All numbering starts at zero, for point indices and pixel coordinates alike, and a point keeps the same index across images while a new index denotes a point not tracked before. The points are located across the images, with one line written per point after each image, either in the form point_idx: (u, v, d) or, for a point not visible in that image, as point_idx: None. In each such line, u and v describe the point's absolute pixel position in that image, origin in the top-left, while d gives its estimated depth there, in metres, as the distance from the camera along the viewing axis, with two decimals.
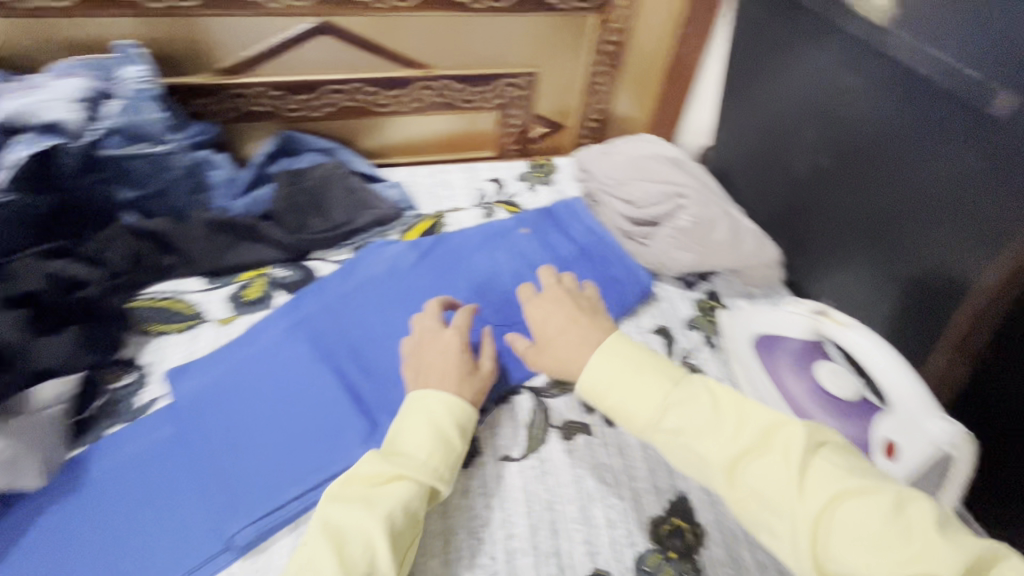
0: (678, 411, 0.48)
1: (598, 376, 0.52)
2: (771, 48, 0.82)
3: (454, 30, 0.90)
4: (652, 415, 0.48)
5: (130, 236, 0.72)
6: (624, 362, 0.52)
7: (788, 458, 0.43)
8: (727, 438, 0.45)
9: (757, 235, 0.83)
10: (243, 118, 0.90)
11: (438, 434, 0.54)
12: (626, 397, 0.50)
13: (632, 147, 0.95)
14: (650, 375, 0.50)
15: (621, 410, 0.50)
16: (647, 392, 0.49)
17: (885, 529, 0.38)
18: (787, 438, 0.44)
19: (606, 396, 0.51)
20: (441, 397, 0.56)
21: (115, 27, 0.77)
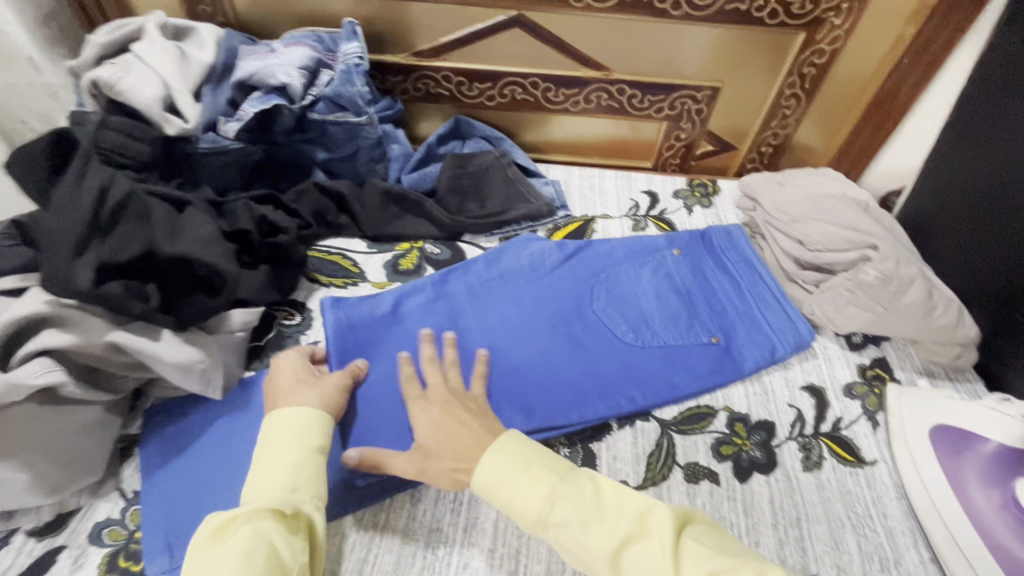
0: (561, 509, 0.47)
1: (490, 473, 0.50)
2: (1011, 92, 0.69)
3: (644, 35, 0.87)
4: (539, 510, 0.48)
5: (317, 192, 0.80)
6: (515, 459, 0.51)
7: (662, 543, 0.43)
8: (605, 527, 0.45)
9: (956, 307, 0.71)
10: (425, 99, 0.96)
11: (285, 454, 0.51)
12: (518, 492, 0.49)
13: (813, 182, 0.86)
14: (538, 470, 0.50)
15: (513, 504, 0.49)
16: (530, 488, 0.49)
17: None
18: (660, 523, 0.44)
19: (501, 493, 0.50)
20: (287, 414, 0.54)
21: (338, 4, 0.85)
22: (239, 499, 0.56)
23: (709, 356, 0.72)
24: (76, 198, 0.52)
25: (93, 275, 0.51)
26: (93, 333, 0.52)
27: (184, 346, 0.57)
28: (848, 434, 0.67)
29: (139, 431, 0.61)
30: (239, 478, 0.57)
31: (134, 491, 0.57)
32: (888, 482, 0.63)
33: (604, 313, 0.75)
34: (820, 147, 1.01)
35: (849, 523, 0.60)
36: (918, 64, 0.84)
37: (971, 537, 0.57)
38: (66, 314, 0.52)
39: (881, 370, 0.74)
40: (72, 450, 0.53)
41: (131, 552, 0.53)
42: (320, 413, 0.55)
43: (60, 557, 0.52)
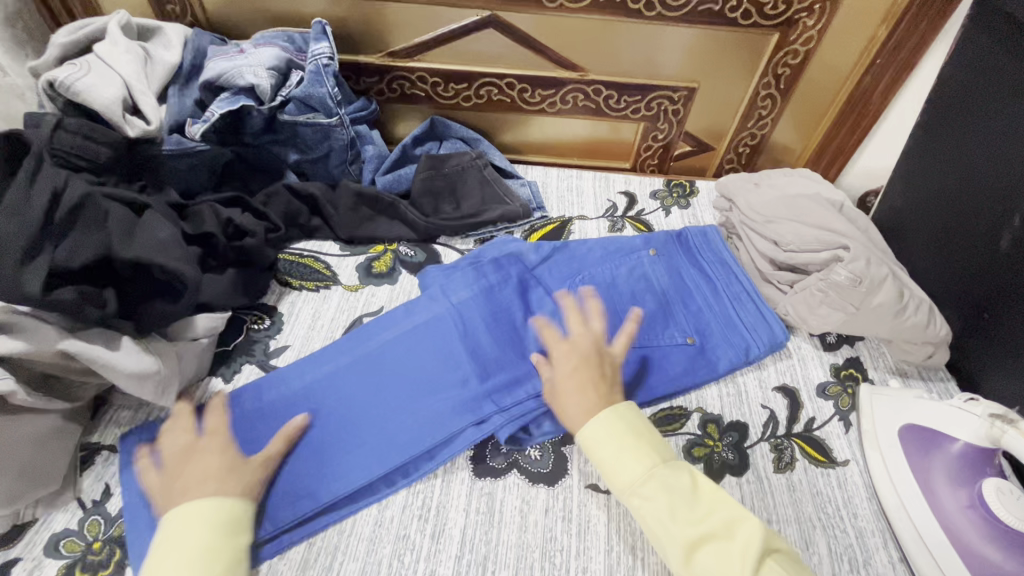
0: (653, 489, 0.50)
1: (599, 432, 0.54)
2: (977, 92, 0.69)
3: (618, 36, 0.87)
4: (634, 478, 0.51)
5: (289, 195, 0.79)
6: (625, 428, 0.54)
7: (743, 554, 0.46)
8: (690, 520, 0.48)
9: (927, 307, 0.71)
10: (401, 100, 0.96)
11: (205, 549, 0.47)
12: (616, 458, 0.53)
13: (788, 182, 0.86)
14: (645, 448, 0.53)
15: (607, 468, 0.53)
16: (631, 459, 0.52)
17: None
18: (747, 536, 0.47)
19: (598, 452, 0.54)
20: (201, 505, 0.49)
21: (309, 5, 0.84)
22: None
23: (683, 356, 0.72)
24: (26, 201, 0.51)
25: (43, 280, 0.49)
26: (44, 340, 0.51)
27: (143, 354, 0.56)
28: (820, 435, 0.67)
29: (100, 439, 0.60)
30: None
31: (93, 501, 0.55)
32: (859, 482, 0.63)
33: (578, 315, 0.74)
34: (797, 147, 1.02)
35: (820, 524, 0.60)
36: (891, 64, 0.84)
37: (938, 537, 0.56)
38: (16, 321, 0.50)
39: (854, 370, 0.74)
40: (27, 460, 0.52)
41: (88, 564, 0.51)
42: (238, 498, 0.51)
43: (14, 569, 0.51)
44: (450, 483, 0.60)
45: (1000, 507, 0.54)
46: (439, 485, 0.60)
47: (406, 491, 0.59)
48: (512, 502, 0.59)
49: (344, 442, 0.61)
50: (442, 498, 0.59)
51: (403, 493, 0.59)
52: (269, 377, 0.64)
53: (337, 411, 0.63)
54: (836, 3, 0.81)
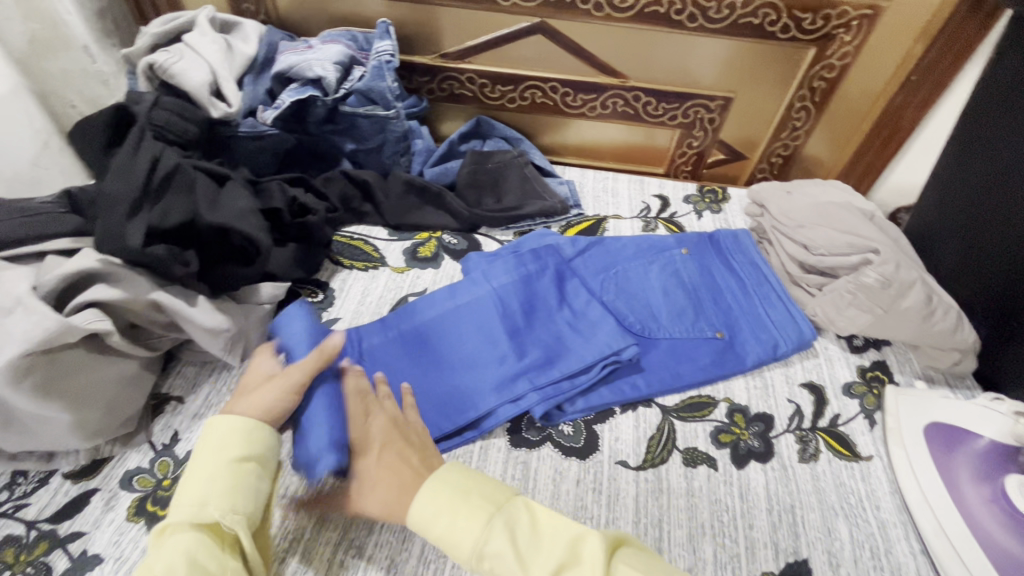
0: (499, 537, 0.43)
1: (422, 503, 0.46)
2: (1010, 107, 0.72)
3: (660, 45, 0.91)
4: (473, 541, 0.44)
5: (345, 181, 0.84)
6: (447, 491, 0.47)
7: (594, 573, 0.41)
8: (542, 558, 0.42)
9: (956, 314, 0.73)
10: (450, 100, 1.02)
11: (215, 463, 0.48)
12: (448, 526, 0.45)
13: (820, 191, 0.88)
14: (474, 498, 0.46)
15: (447, 539, 0.45)
16: (464, 520, 0.45)
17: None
18: (591, 550, 0.42)
19: (431, 528, 0.45)
20: (231, 422, 0.50)
21: (373, 7, 0.90)
22: None
23: (712, 349, 0.75)
24: (130, 165, 0.58)
25: (143, 236, 0.56)
26: (138, 291, 0.57)
27: (215, 315, 0.61)
28: (845, 430, 0.69)
29: (169, 390, 0.65)
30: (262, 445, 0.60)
31: (162, 444, 0.60)
32: (882, 477, 0.65)
33: (613, 305, 0.78)
34: (829, 160, 1.04)
35: (842, 512, 0.62)
36: (925, 82, 0.87)
37: (960, 529, 0.58)
38: (116, 271, 0.56)
39: (881, 372, 0.76)
40: (111, 399, 0.57)
41: (158, 499, 0.56)
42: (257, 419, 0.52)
43: (94, 498, 0.56)
44: (486, 453, 0.63)
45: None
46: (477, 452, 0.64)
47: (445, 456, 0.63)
48: (545, 471, 0.62)
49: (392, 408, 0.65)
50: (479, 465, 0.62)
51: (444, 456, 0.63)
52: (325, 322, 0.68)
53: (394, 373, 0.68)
54: (874, 20, 0.84)
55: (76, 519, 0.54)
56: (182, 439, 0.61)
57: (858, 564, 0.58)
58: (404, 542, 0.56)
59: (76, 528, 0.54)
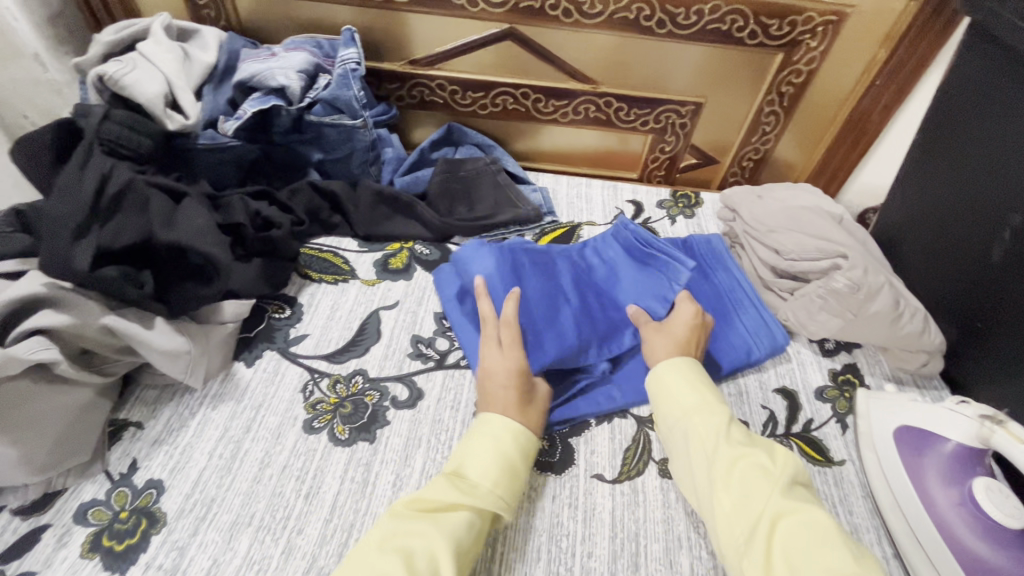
0: (714, 414, 0.57)
1: (671, 370, 0.63)
2: (972, 112, 0.73)
3: (630, 51, 0.91)
4: (691, 402, 0.59)
5: (311, 191, 0.82)
6: (691, 375, 0.62)
7: (775, 470, 0.51)
8: (738, 441, 0.54)
9: (923, 316, 0.74)
10: (420, 107, 1.00)
11: (501, 459, 0.55)
12: (677, 391, 0.61)
13: (790, 195, 0.89)
14: (705, 388, 0.61)
15: (674, 393, 0.61)
16: (696, 393, 0.60)
17: (832, 545, 0.45)
18: (784, 458, 0.53)
19: (663, 385, 0.62)
20: (506, 422, 0.58)
21: (338, 13, 0.88)
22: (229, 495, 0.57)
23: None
24: (78, 183, 0.56)
25: (91, 258, 0.53)
26: (88, 316, 0.55)
27: (174, 336, 0.59)
28: (819, 435, 0.70)
29: (125, 416, 0.62)
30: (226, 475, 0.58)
31: (119, 474, 0.58)
32: (855, 482, 0.65)
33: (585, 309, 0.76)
34: (800, 163, 1.05)
35: None
36: (891, 86, 0.89)
37: (931, 533, 0.59)
38: (64, 296, 0.54)
39: (852, 375, 0.77)
40: (62, 430, 0.54)
41: (115, 532, 0.54)
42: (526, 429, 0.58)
43: (44, 535, 0.53)
44: None
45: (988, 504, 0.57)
46: None
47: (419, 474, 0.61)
48: (520, 488, 0.61)
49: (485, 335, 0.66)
50: None
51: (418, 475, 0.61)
52: (535, 249, 0.78)
53: (537, 297, 0.72)
54: (839, 27, 0.85)
55: (26, 558, 0.52)
56: (141, 466, 0.58)
57: None
58: None
59: (25, 568, 0.51)
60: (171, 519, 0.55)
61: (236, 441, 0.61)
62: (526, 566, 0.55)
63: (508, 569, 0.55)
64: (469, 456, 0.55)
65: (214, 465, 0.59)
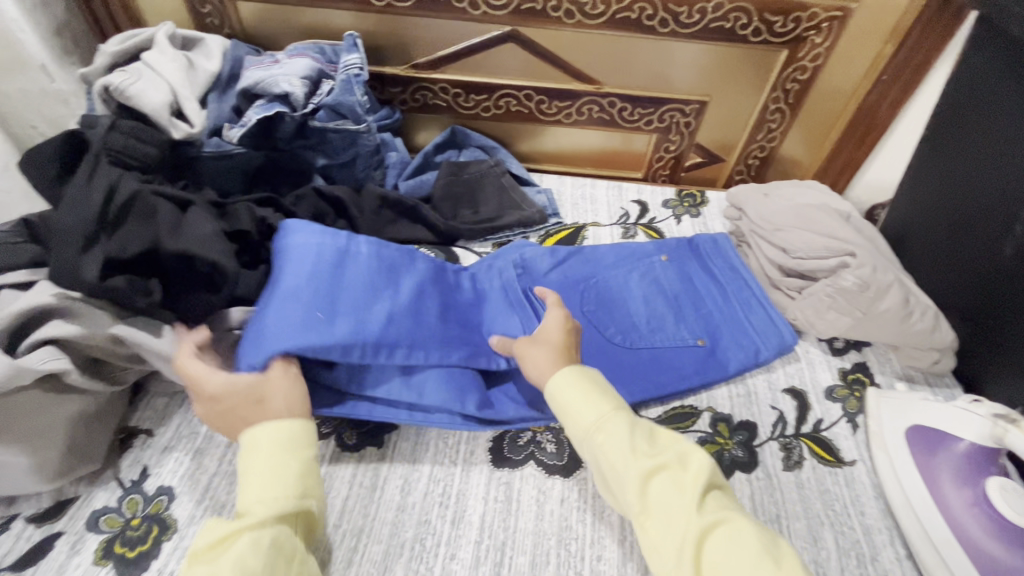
0: (616, 426, 0.52)
1: (564, 383, 0.56)
2: (982, 106, 0.72)
3: (632, 51, 0.90)
4: (592, 420, 0.53)
5: (317, 197, 0.82)
6: (582, 383, 0.55)
7: (690, 483, 0.48)
8: (647, 452, 0.50)
9: (933, 314, 0.73)
10: (424, 111, 1.00)
11: (280, 464, 0.49)
12: (576, 405, 0.54)
13: (797, 193, 0.88)
14: (600, 395, 0.55)
15: (571, 410, 0.54)
16: (593, 404, 0.54)
17: (759, 555, 0.44)
18: (699, 464, 0.49)
19: (560, 402, 0.55)
20: (274, 430, 0.51)
21: (341, 18, 0.89)
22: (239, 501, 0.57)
23: (694, 356, 0.74)
24: (86, 195, 0.57)
25: (99, 268, 0.54)
26: (97, 325, 0.55)
27: (182, 345, 0.60)
28: (828, 435, 0.69)
29: (136, 423, 0.63)
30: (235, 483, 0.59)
31: (131, 481, 0.58)
32: (866, 482, 0.65)
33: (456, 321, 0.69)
34: (806, 160, 1.04)
35: (829, 520, 0.61)
36: (898, 81, 0.88)
37: (944, 533, 0.58)
38: (73, 306, 0.55)
39: (862, 374, 0.76)
40: (73, 438, 0.55)
41: (127, 539, 0.54)
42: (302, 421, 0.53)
43: (58, 542, 0.54)
44: (469, 474, 0.62)
45: (1001, 504, 0.56)
46: (459, 474, 0.62)
47: (427, 477, 0.62)
48: (528, 491, 0.61)
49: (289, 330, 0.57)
50: (461, 487, 0.61)
51: (426, 480, 0.61)
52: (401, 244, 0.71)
53: (372, 301, 0.63)
54: (843, 22, 0.84)
55: (40, 565, 0.52)
56: (152, 473, 0.59)
57: (845, 573, 0.57)
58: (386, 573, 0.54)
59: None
60: (181, 526, 0.55)
61: None
62: (535, 570, 0.55)
63: (516, 573, 0.55)
64: (244, 475, 0.49)
65: (224, 471, 0.60)
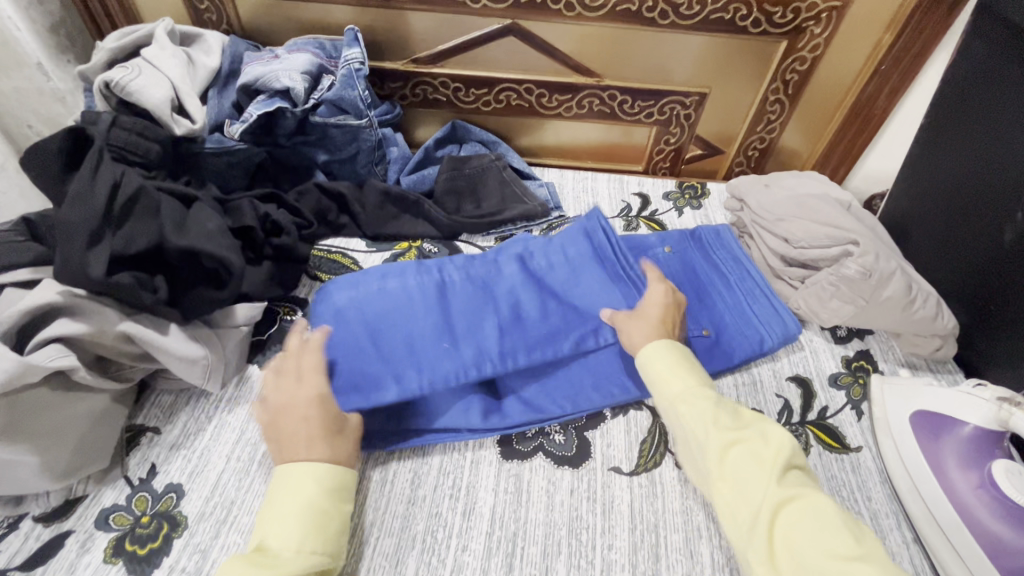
0: (699, 400, 0.54)
1: (655, 355, 0.59)
2: (982, 94, 0.72)
3: (632, 43, 0.91)
4: (679, 391, 0.56)
5: (319, 193, 0.82)
6: (671, 358, 0.59)
7: (772, 456, 0.49)
8: (728, 427, 0.52)
9: (936, 302, 0.74)
10: (423, 106, 1.00)
11: (309, 509, 0.49)
12: (664, 377, 0.57)
13: (798, 183, 0.89)
14: (688, 371, 0.57)
15: (661, 381, 0.58)
16: (680, 376, 0.57)
17: (837, 531, 0.44)
18: (780, 444, 0.50)
19: (648, 373, 0.59)
20: (304, 468, 0.51)
21: (340, 13, 0.88)
22: (248, 499, 0.57)
23: (699, 346, 0.74)
24: (90, 190, 0.56)
25: (105, 265, 0.54)
26: (104, 323, 0.55)
27: (189, 342, 0.60)
28: (834, 422, 0.69)
29: (143, 421, 0.62)
30: (244, 481, 0.58)
31: (139, 479, 0.58)
32: (872, 467, 0.66)
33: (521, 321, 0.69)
34: (805, 152, 1.05)
35: (836, 505, 0.62)
36: (896, 71, 0.88)
37: (950, 516, 0.59)
38: (79, 303, 0.55)
39: (865, 362, 0.77)
40: (80, 437, 0.55)
41: (137, 537, 0.54)
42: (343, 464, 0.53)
43: (67, 541, 0.53)
44: (478, 466, 0.62)
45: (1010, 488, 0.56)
46: (468, 466, 0.62)
47: (436, 471, 0.62)
48: (538, 482, 0.61)
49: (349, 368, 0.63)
50: (471, 480, 0.61)
51: (436, 473, 0.61)
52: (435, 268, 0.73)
53: (418, 321, 0.67)
54: (842, 13, 0.85)
55: (50, 564, 0.52)
56: (160, 471, 0.59)
57: None
58: (398, 566, 0.54)
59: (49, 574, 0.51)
60: (191, 523, 0.55)
61: (254, 444, 0.61)
62: (547, 560, 0.55)
63: (529, 563, 0.55)
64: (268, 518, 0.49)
65: (233, 468, 0.59)
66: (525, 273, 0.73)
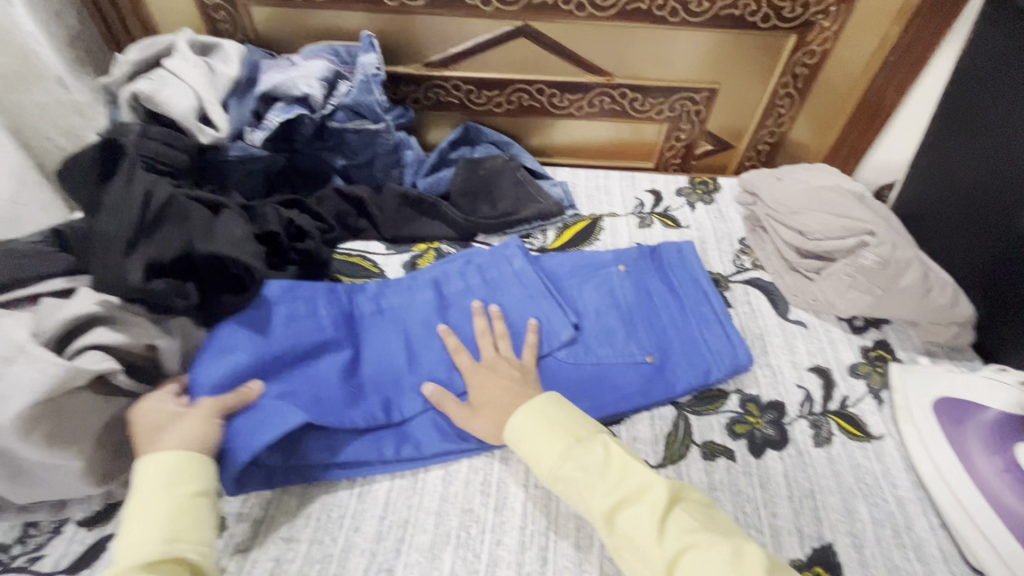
0: (572, 465, 0.53)
1: (520, 424, 0.57)
2: (994, 83, 0.73)
3: (642, 41, 0.91)
4: (553, 460, 0.54)
5: (338, 197, 0.83)
6: (537, 419, 0.56)
7: (653, 511, 0.48)
8: (608, 488, 0.51)
9: (952, 290, 0.74)
10: (436, 108, 1.01)
11: (165, 504, 0.49)
12: (535, 444, 0.55)
13: (809, 175, 0.89)
14: (557, 429, 0.56)
15: (532, 453, 0.55)
16: (550, 439, 0.55)
17: (722, 574, 0.44)
18: (654, 493, 0.50)
19: (520, 444, 0.56)
20: (162, 460, 0.51)
21: (354, 19, 0.89)
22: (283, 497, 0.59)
23: (639, 375, 0.69)
24: (125, 200, 0.58)
25: (142, 272, 0.56)
26: (139, 331, 0.57)
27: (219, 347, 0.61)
28: (856, 411, 0.70)
29: None
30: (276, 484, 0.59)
31: None
32: (896, 454, 0.66)
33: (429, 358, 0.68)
34: (815, 144, 1.05)
35: (861, 492, 0.63)
36: (905, 61, 0.88)
37: (976, 499, 0.60)
38: (116, 312, 0.57)
39: (883, 351, 0.77)
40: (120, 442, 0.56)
41: None
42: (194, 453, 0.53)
43: (112, 543, 0.55)
44: (507, 463, 0.63)
45: None
46: (497, 465, 0.63)
47: (466, 468, 0.62)
48: None
49: (254, 419, 0.57)
50: (500, 476, 0.62)
51: (465, 469, 0.62)
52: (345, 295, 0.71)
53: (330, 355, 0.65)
54: (850, 6, 0.86)
55: (96, 566, 0.53)
56: None
57: (881, 544, 0.59)
58: (434, 561, 0.55)
59: None
60: (229, 523, 0.57)
61: None
62: (580, 553, 0.56)
63: (562, 555, 0.56)
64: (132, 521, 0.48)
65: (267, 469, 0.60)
66: (439, 303, 0.73)
